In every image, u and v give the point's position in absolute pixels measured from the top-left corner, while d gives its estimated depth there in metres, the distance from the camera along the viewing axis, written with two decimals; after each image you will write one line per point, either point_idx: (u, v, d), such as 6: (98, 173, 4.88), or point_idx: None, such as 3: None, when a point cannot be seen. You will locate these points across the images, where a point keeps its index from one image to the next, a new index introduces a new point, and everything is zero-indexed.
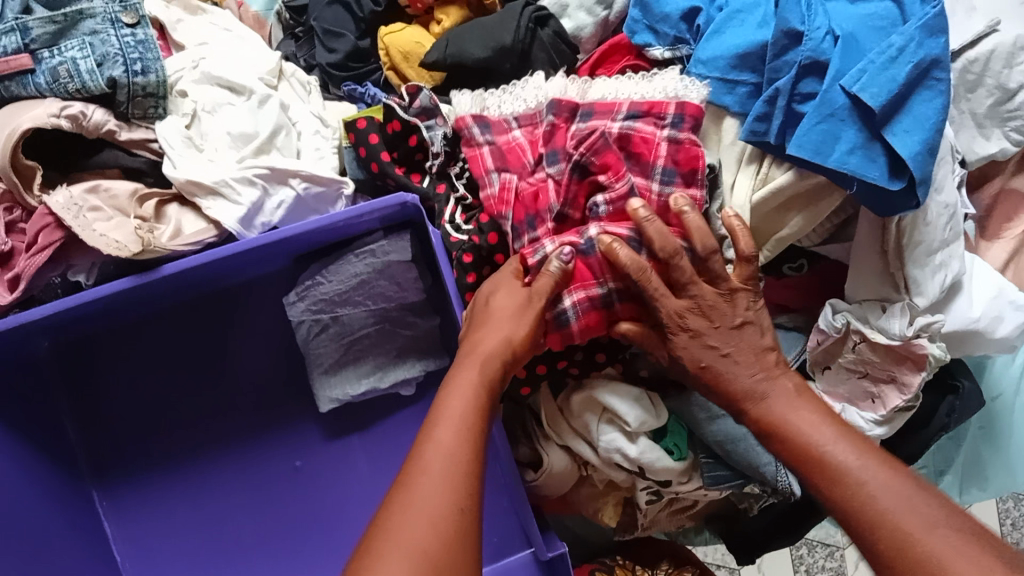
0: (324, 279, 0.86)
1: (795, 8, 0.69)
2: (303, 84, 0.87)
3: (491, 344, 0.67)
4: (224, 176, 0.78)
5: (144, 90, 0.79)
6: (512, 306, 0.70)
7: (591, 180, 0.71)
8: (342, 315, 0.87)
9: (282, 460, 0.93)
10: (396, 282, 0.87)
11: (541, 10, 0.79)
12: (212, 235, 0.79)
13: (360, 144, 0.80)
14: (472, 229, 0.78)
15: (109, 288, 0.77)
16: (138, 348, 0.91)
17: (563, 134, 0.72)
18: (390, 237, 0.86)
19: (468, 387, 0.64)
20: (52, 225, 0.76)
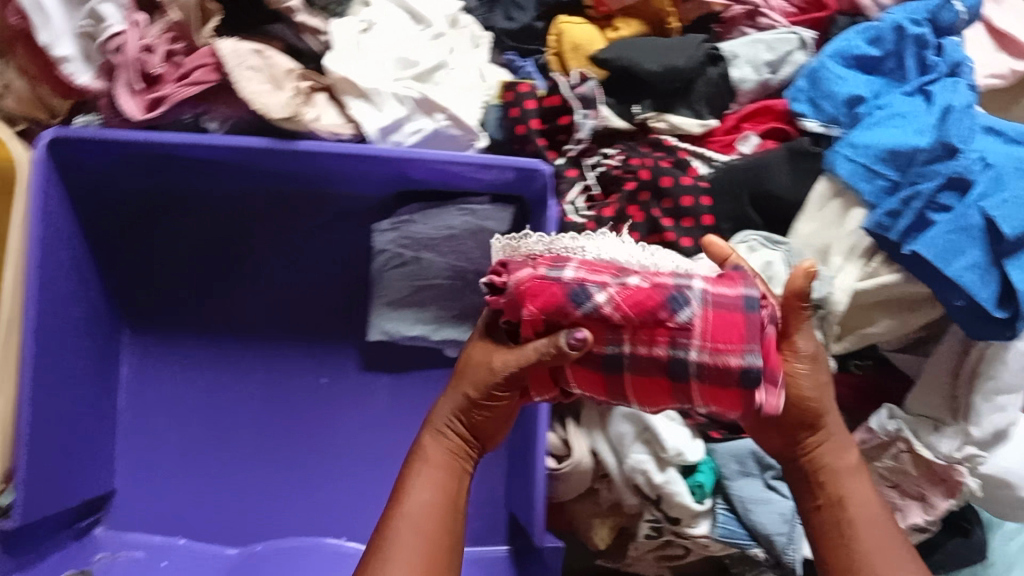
0: (421, 220, 0.91)
1: (954, 127, 0.74)
2: (474, 37, 0.89)
3: (444, 417, 0.72)
4: (378, 86, 0.82)
5: None
6: (473, 384, 0.70)
7: (670, 332, 0.59)
8: (423, 259, 0.92)
9: (309, 373, 0.94)
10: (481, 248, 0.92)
11: (715, 49, 0.86)
12: (348, 134, 0.83)
13: (514, 104, 0.83)
14: (590, 217, 0.82)
15: (242, 140, 0.79)
16: (218, 217, 0.92)
17: (640, 292, 0.59)
18: (494, 204, 0.92)
19: (433, 462, 0.71)
20: (210, 67, 0.79)
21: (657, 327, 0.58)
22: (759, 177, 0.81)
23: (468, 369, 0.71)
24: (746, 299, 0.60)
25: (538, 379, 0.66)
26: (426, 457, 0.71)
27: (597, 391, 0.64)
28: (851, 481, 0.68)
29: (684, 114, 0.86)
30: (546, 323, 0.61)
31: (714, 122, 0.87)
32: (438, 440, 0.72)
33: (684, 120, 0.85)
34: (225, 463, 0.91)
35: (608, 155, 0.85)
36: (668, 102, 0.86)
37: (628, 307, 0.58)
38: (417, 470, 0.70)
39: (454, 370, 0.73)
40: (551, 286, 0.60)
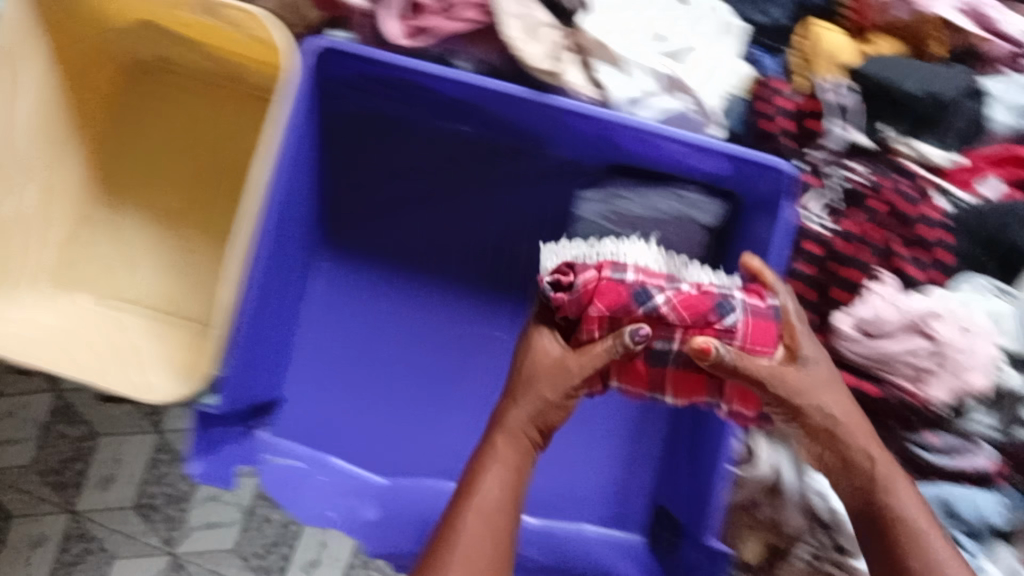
0: (631, 195, 0.90)
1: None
2: (726, 23, 0.85)
3: (517, 422, 0.77)
4: (631, 54, 0.81)
5: None
6: (551, 387, 0.76)
7: (717, 330, 0.72)
8: (625, 235, 0.90)
9: (487, 325, 0.95)
10: (682, 234, 0.91)
11: (975, 83, 0.82)
12: (592, 98, 0.81)
13: (765, 100, 0.84)
14: (833, 231, 0.82)
15: (496, 84, 0.79)
16: (429, 156, 0.94)
17: (696, 296, 0.72)
18: (707, 195, 0.91)
19: (506, 456, 0.76)
20: (478, 9, 0.80)
21: (706, 326, 0.71)
22: (1011, 224, 0.80)
23: (542, 376, 0.76)
24: (775, 309, 0.75)
25: (600, 369, 0.76)
26: (501, 450, 0.76)
27: (642, 385, 0.77)
28: (902, 500, 0.74)
29: (930, 143, 0.83)
30: (611, 321, 0.73)
31: (958, 157, 0.83)
32: (512, 436, 0.77)
33: (931, 150, 0.82)
34: (393, 393, 0.95)
35: (870, 169, 0.83)
36: (915, 127, 0.83)
37: (688, 312, 0.71)
38: (489, 463, 0.75)
39: (525, 371, 0.77)
40: (618, 286, 0.71)
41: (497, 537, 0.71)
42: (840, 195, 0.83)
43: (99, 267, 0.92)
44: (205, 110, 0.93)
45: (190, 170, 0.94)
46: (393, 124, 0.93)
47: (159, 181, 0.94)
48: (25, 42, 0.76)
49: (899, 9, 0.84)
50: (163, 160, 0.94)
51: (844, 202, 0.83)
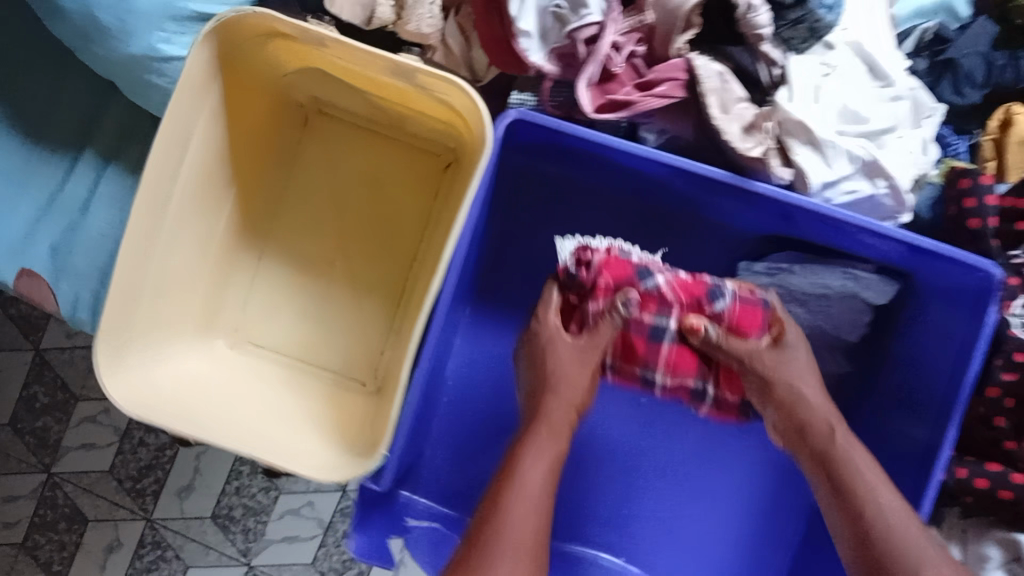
0: (800, 273, 0.87)
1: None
2: (921, 107, 0.81)
3: (561, 417, 0.77)
4: (831, 137, 0.76)
5: (815, 23, 0.78)
6: (575, 388, 0.78)
7: (708, 311, 0.80)
8: (786, 311, 0.89)
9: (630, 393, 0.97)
10: (846, 316, 0.88)
11: None
12: (786, 180, 0.78)
13: (973, 195, 0.77)
14: None
15: (688, 165, 0.76)
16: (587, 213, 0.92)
17: (698, 282, 0.81)
18: (883, 278, 0.86)
19: (547, 451, 0.74)
20: (679, 82, 0.74)
21: (697, 307, 0.80)
22: None
23: (562, 360, 0.79)
24: (765, 300, 0.82)
25: (625, 348, 0.82)
26: (546, 438, 0.75)
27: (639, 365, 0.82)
28: (882, 496, 0.70)
29: None
30: (614, 291, 0.80)
31: None
32: (556, 432, 0.76)
33: None
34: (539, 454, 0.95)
35: None
36: None
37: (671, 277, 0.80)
38: (532, 453, 0.73)
39: (549, 372, 0.78)
40: (619, 259, 0.81)
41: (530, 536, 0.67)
42: None
43: (242, 312, 0.90)
44: (356, 156, 0.92)
45: (337, 214, 0.92)
46: (549, 180, 0.91)
47: (306, 226, 0.92)
48: (202, 92, 0.73)
49: None
50: (310, 204, 0.92)
51: None
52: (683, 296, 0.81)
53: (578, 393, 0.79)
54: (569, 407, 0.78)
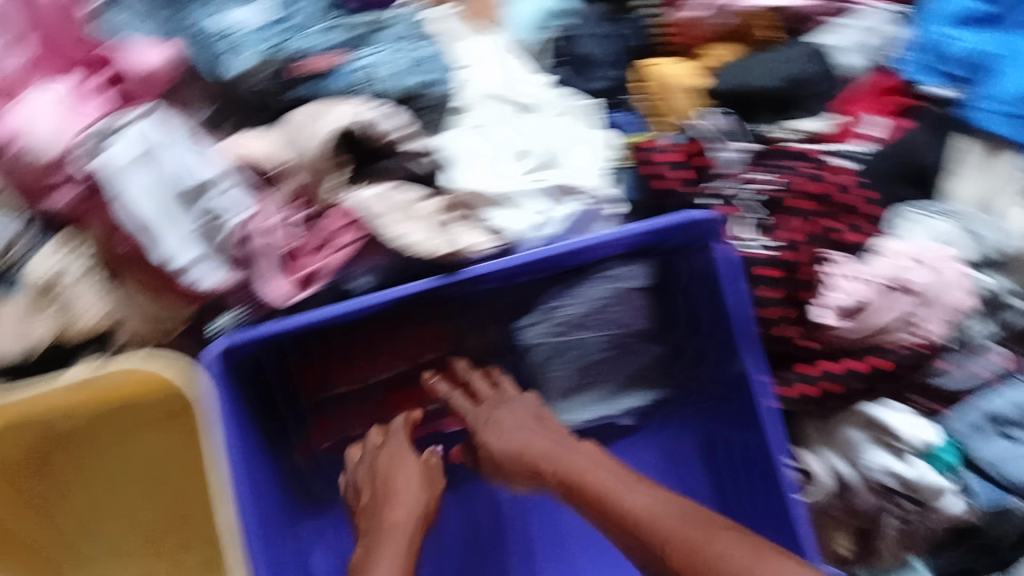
0: (567, 302, 0.87)
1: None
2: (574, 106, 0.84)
3: (398, 515, 0.79)
4: (509, 188, 0.79)
5: (433, 101, 0.80)
6: (417, 498, 0.82)
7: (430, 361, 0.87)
8: (580, 339, 0.88)
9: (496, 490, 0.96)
10: (632, 309, 0.89)
11: (816, 47, 0.83)
12: (497, 245, 0.78)
13: (643, 161, 0.81)
14: (774, 244, 0.78)
15: (406, 289, 0.76)
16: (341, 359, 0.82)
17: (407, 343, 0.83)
18: (630, 265, 0.87)
19: (389, 556, 0.75)
20: (351, 226, 0.74)
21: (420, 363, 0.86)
22: (908, 153, 0.80)
23: (393, 469, 0.83)
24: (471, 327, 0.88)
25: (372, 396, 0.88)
26: (378, 547, 0.76)
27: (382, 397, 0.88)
28: (629, 498, 0.69)
29: (803, 118, 0.84)
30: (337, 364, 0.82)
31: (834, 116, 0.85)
32: (394, 535, 0.77)
33: (809, 123, 0.84)
34: None
35: (768, 175, 0.80)
36: (785, 111, 0.84)
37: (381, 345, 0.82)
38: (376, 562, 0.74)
39: (384, 488, 0.82)
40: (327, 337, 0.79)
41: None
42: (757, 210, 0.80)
43: None
44: (102, 467, 0.80)
45: (132, 531, 0.83)
46: (295, 360, 0.80)
47: (115, 559, 0.84)
48: None
49: (715, 17, 0.84)
50: (101, 538, 0.84)
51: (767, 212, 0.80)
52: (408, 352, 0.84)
53: (420, 494, 0.82)
54: (406, 513, 0.80)
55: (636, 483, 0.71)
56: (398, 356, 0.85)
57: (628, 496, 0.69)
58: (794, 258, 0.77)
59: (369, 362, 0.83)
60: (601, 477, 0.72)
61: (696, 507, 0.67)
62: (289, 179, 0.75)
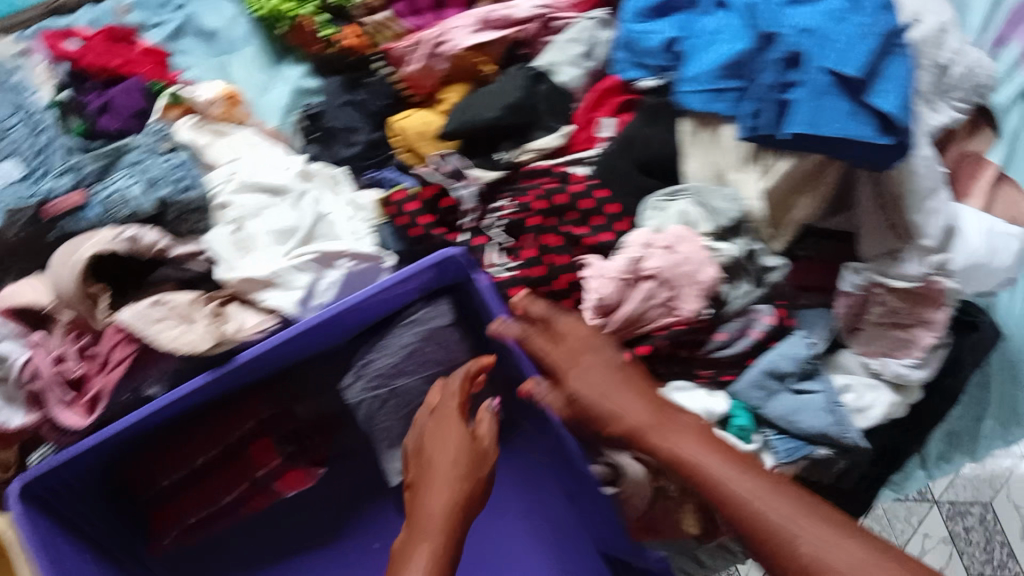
0: (377, 354, 0.92)
1: (765, 16, 0.78)
2: (331, 178, 0.91)
3: (434, 508, 0.74)
4: (276, 268, 0.84)
5: (190, 205, 0.85)
6: (450, 470, 0.77)
7: (249, 443, 0.88)
8: (399, 387, 0.93)
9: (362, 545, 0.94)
10: (443, 346, 0.94)
11: (536, 69, 0.88)
12: (274, 323, 0.84)
13: (398, 214, 0.85)
14: (517, 265, 0.83)
15: (189, 387, 0.80)
16: (158, 461, 0.85)
17: (219, 432, 0.86)
18: (432, 304, 0.94)
19: (425, 551, 0.70)
20: (124, 340, 0.80)
21: (237, 444, 0.87)
22: (634, 148, 0.86)
23: (436, 441, 0.80)
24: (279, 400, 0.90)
25: (202, 491, 0.87)
26: (415, 547, 0.71)
27: (214, 489, 0.87)
28: (686, 445, 0.67)
29: (542, 136, 0.88)
30: (159, 467, 0.85)
31: (570, 127, 0.89)
32: (427, 529, 0.72)
33: (545, 140, 0.88)
34: None
35: (506, 202, 0.85)
36: (522, 134, 0.89)
37: (190, 432, 0.86)
38: (419, 533, 0.72)
39: (430, 468, 0.78)
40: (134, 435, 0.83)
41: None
42: (504, 235, 0.85)
43: None
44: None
45: None
46: (115, 468, 0.85)
47: None
48: None
49: (435, 63, 0.89)
50: None
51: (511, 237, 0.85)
52: (223, 438, 0.87)
53: (462, 482, 0.77)
54: (440, 503, 0.74)
55: (730, 462, 0.65)
56: (238, 473, 0.87)
57: (723, 471, 0.64)
58: (540, 273, 0.82)
59: (187, 456, 0.86)
60: (668, 430, 0.69)
61: (796, 488, 0.63)
62: (64, 312, 0.80)
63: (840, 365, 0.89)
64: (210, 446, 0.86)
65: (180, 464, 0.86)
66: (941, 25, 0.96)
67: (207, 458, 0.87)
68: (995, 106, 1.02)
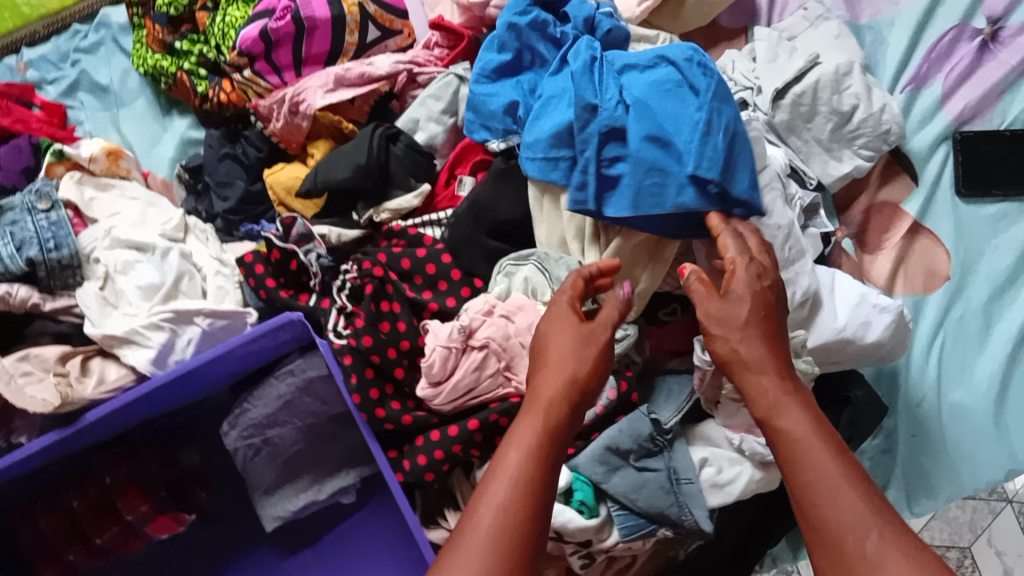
0: (251, 405, 0.92)
1: (587, 87, 0.75)
2: (204, 233, 0.96)
3: (570, 385, 0.62)
4: (134, 325, 0.86)
5: (60, 263, 0.88)
6: (586, 347, 0.64)
7: (119, 491, 0.91)
8: (272, 437, 0.93)
9: None
10: (320, 397, 0.93)
11: (391, 129, 0.88)
12: (132, 379, 0.87)
13: (249, 275, 0.87)
14: (351, 332, 0.82)
15: (38, 444, 0.84)
16: (37, 505, 0.91)
17: (94, 477, 0.91)
18: (306, 356, 0.91)
19: (525, 438, 0.57)
20: None
21: (110, 492, 0.91)
22: (483, 210, 0.83)
23: (548, 326, 0.66)
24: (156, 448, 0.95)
25: (78, 533, 0.92)
26: (520, 428, 0.58)
27: (90, 532, 0.92)
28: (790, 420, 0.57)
29: (399, 196, 0.88)
30: (37, 509, 0.91)
31: (429, 186, 0.89)
32: (536, 409, 0.60)
33: (401, 200, 0.87)
34: None
35: (352, 266, 0.86)
36: (377, 195, 0.88)
37: (68, 477, 0.91)
38: (526, 413, 0.60)
39: (540, 352, 0.65)
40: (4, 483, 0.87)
41: (491, 553, 0.50)
42: (348, 299, 0.84)
43: None
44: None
45: None
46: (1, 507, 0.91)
47: None
48: None
49: (298, 121, 0.91)
50: None
51: (352, 302, 0.84)
52: (99, 483, 0.91)
53: (572, 372, 0.62)
54: (557, 385, 0.61)
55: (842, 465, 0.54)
56: (112, 518, 0.92)
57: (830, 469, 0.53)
58: (367, 343, 0.80)
59: (63, 501, 0.91)
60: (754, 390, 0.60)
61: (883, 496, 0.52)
62: None
63: (697, 436, 0.85)
64: (84, 492, 0.91)
65: (56, 509, 0.91)
66: (841, 69, 0.91)
67: (80, 505, 0.91)
68: (914, 152, 0.97)
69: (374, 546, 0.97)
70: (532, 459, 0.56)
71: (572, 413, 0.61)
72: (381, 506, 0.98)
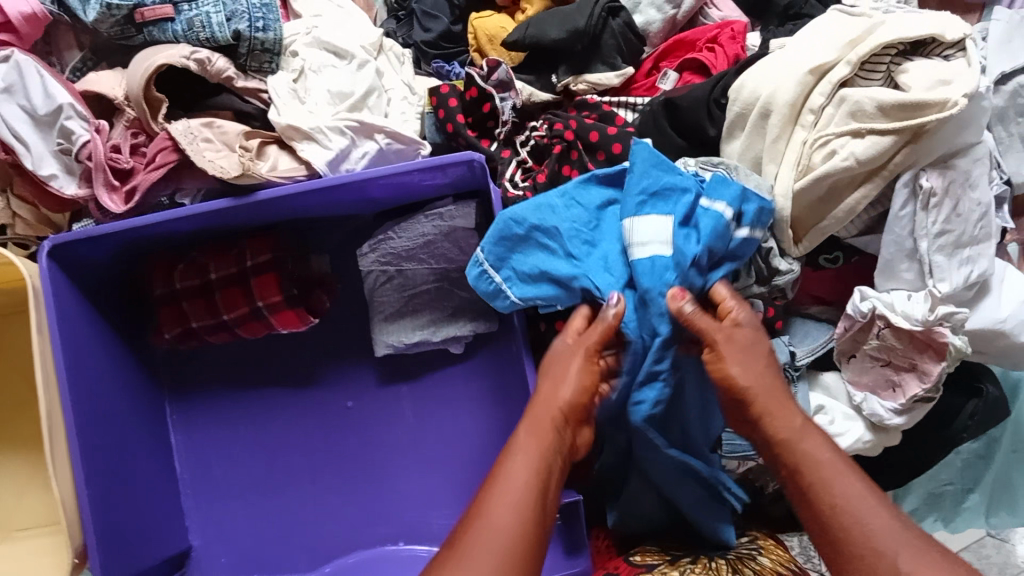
0: (395, 235, 0.94)
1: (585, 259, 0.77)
2: (398, 57, 0.97)
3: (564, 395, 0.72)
4: (319, 124, 0.88)
5: (262, 45, 0.90)
6: (577, 394, 0.72)
7: (257, 275, 0.94)
8: (407, 270, 0.95)
9: (336, 400, 1.02)
10: (458, 246, 0.94)
11: (615, 1, 0.87)
12: (302, 174, 0.89)
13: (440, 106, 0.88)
14: (527, 186, 0.86)
15: (209, 205, 0.86)
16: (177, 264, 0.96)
17: (235, 256, 0.95)
18: (458, 204, 0.94)
19: (528, 445, 0.67)
20: (170, 148, 0.87)
21: (247, 272, 0.94)
22: (676, 107, 0.85)
23: (556, 372, 0.74)
24: (287, 244, 0.97)
25: (203, 305, 0.96)
26: (522, 437, 0.68)
27: (223, 308, 0.96)
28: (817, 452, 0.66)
29: (601, 70, 0.88)
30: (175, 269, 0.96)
31: (632, 71, 0.89)
32: (539, 425, 0.69)
33: (602, 75, 0.88)
34: (296, 497, 0.99)
35: (539, 125, 0.88)
36: (581, 64, 0.89)
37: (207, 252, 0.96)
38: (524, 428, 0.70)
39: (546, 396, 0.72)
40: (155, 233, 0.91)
41: (504, 544, 0.59)
42: (528, 154, 0.88)
43: None
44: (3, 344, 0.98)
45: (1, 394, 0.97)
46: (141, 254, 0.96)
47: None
48: None
49: None
50: None
51: (533, 159, 0.88)
52: (239, 261, 0.95)
53: (572, 393, 0.72)
54: (567, 396, 0.72)
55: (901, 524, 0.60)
56: (243, 295, 0.95)
57: (862, 506, 0.61)
58: None
59: (199, 268, 0.96)
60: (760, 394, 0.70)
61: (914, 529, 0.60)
62: (130, 108, 0.88)
63: (820, 382, 0.86)
64: (223, 267, 0.95)
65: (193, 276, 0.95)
66: None
67: (217, 278, 0.95)
68: None
69: (468, 398, 1.01)
70: (535, 469, 0.65)
71: (568, 427, 0.71)
72: (483, 364, 1.01)
